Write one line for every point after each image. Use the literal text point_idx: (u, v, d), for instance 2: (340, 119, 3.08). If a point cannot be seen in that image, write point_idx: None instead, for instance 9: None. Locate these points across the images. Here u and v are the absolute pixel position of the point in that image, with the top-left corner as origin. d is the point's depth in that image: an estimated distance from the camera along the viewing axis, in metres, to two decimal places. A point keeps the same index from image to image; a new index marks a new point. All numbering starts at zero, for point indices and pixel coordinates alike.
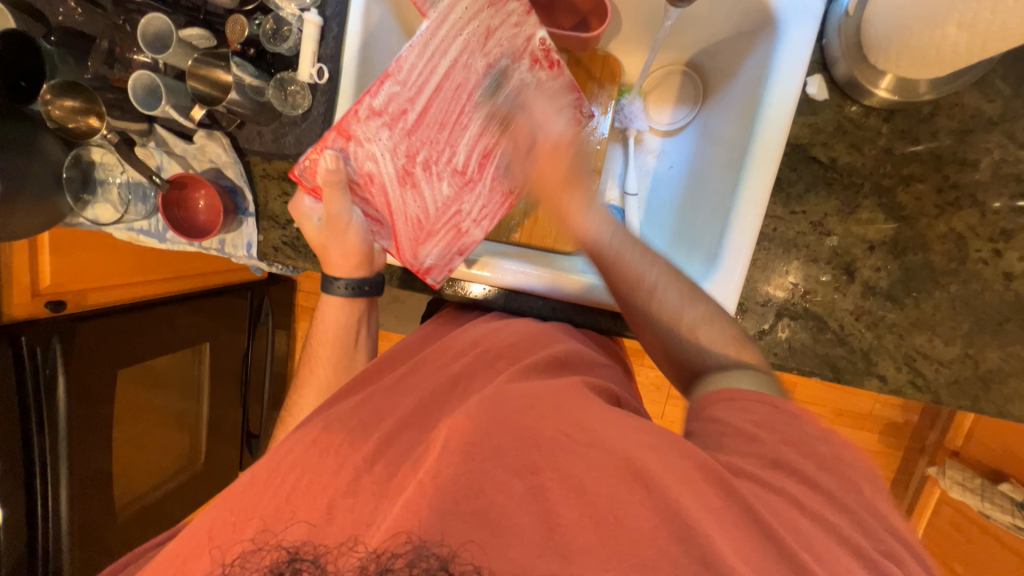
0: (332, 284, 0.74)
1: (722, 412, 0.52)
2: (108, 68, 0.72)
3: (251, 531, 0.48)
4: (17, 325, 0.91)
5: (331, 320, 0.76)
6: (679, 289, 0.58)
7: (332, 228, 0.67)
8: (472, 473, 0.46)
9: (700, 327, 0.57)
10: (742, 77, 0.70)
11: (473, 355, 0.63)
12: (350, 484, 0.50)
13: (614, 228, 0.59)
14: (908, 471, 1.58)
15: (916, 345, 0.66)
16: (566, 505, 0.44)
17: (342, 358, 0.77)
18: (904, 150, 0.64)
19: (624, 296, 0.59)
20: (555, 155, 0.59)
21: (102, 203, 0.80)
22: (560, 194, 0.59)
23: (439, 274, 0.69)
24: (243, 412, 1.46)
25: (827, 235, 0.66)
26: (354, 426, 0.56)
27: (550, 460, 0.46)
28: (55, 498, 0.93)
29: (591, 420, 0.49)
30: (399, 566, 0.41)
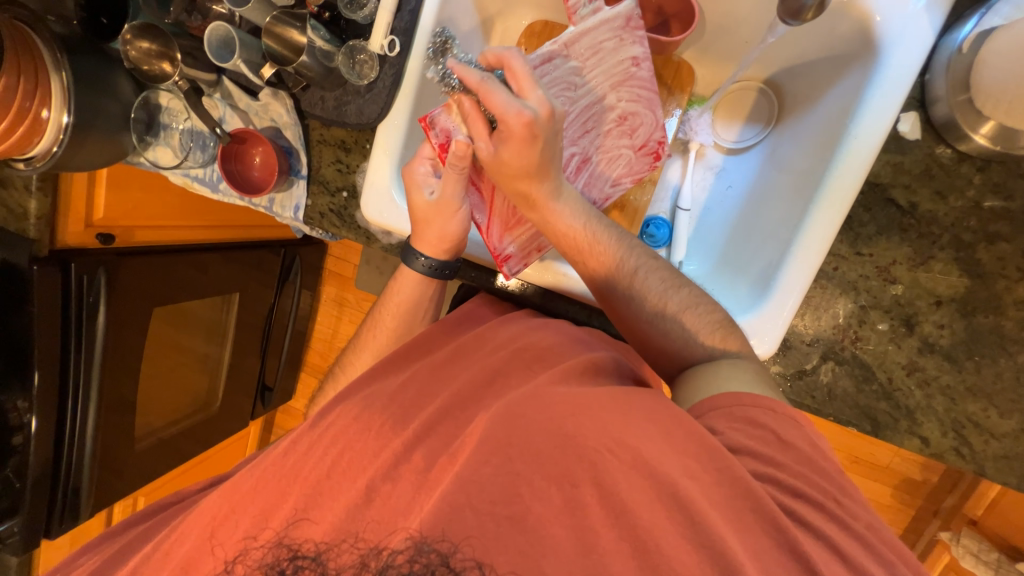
0: (413, 258, 0.70)
1: (722, 424, 0.50)
2: (187, 16, 0.73)
3: (296, 502, 0.52)
4: (67, 253, 0.94)
5: (403, 295, 0.73)
6: (661, 275, 0.60)
7: (440, 207, 0.65)
8: (511, 477, 0.46)
9: (683, 312, 0.59)
10: (827, 103, 0.67)
11: (510, 351, 0.63)
12: (390, 469, 0.52)
13: (584, 219, 0.60)
14: (918, 531, 1.53)
15: (968, 413, 0.62)
16: (604, 528, 0.43)
17: (404, 331, 0.75)
18: (993, 206, 0.59)
19: (605, 287, 0.61)
20: (526, 141, 0.51)
21: (163, 146, 0.82)
22: (528, 182, 0.56)
23: (517, 269, 0.68)
24: (261, 364, 1.50)
25: (891, 282, 0.62)
26: (394, 412, 0.57)
27: (590, 475, 0.45)
28: (83, 419, 0.98)
29: (633, 434, 0.46)
30: (399, 561, 0.45)
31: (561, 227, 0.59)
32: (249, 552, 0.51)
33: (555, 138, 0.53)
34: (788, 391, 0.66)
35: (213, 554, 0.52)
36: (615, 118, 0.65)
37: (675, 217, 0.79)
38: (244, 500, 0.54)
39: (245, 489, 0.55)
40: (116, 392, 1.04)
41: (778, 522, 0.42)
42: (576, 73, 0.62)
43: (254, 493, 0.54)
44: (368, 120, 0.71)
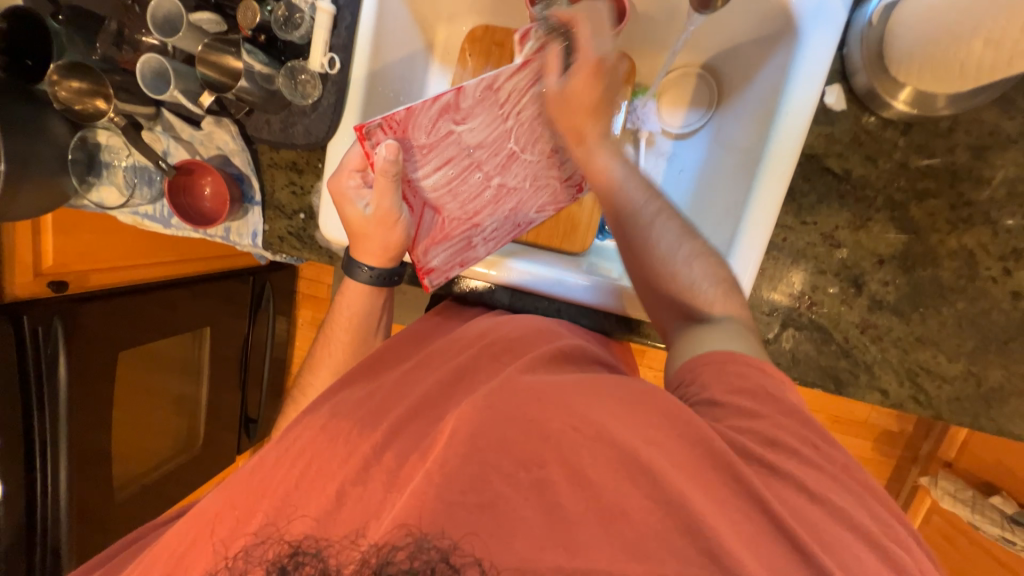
0: (355, 269, 0.70)
1: (711, 378, 0.53)
2: (116, 50, 0.71)
3: (266, 515, 0.50)
4: (18, 305, 0.91)
5: (350, 310, 0.73)
6: (674, 225, 0.61)
7: (377, 219, 0.64)
8: (479, 467, 0.47)
9: (692, 261, 0.59)
10: (759, 82, 0.70)
11: (479, 347, 0.63)
12: (359, 472, 0.51)
13: (623, 163, 0.63)
14: (901, 480, 1.60)
15: (920, 361, 0.66)
16: (573, 499, 0.45)
17: (357, 346, 0.75)
18: (919, 164, 0.63)
19: (621, 230, 0.61)
20: (593, 78, 0.60)
21: (107, 185, 0.80)
22: (586, 119, 0.62)
23: (438, 280, 0.73)
24: (242, 396, 1.47)
25: (837, 247, 0.65)
26: (363, 415, 0.57)
27: (555, 451, 0.47)
28: (54, 478, 0.93)
29: (593, 411, 0.49)
30: (399, 557, 0.44)
31: (597, 168, 0.62)
32: (249, 545, 0.49)
33: (611, 88, 0.63)
34: None
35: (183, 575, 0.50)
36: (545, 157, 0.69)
37: None
38: (206, 530, 0.52)
39: (213, 518, 0.52)
40: (90, 442, 1.00)
41: (737, 475, 0.45)
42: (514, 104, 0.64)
43: (222, 518, 0.52)
44: (317, 138, 0.71)
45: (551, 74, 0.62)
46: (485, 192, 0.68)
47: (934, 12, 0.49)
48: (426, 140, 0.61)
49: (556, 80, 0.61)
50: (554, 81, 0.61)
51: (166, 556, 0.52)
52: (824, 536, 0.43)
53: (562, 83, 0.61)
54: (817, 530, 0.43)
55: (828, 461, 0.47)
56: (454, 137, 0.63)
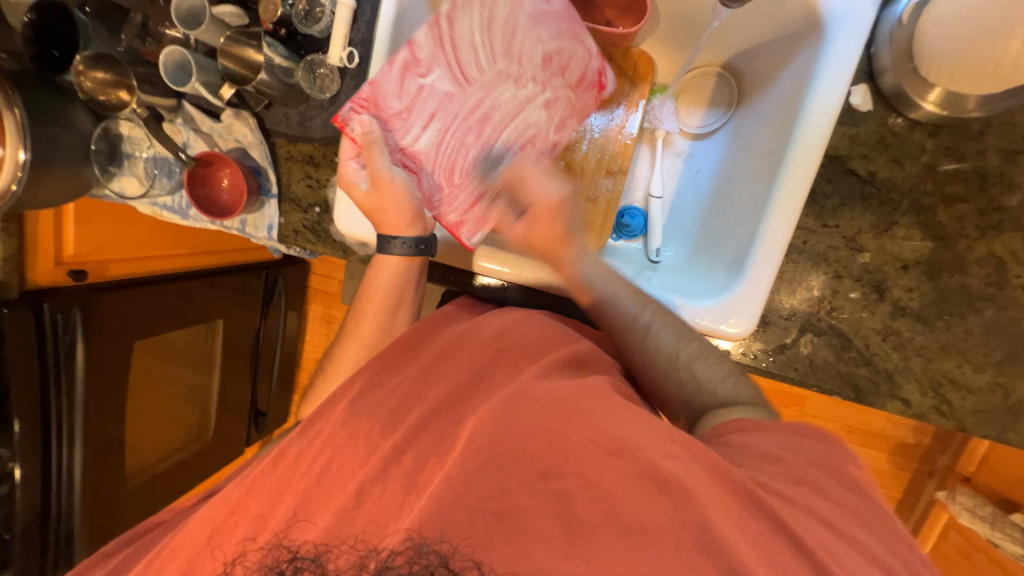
0: (388, 244, 0.69)
1: (739, 438, 0.53)
2: (140, 42, 0.72)
3: (281, 519, 0.49)
4: (37, 291, 0.92)
5: (382, 280, 0.73)
6: (672, 329, 0.63)
7: (381, 188, 0.66)
8: (498, 475, 0.46)
9: (694, 362, 0.62)
10: (782, 81, 0.68)
11: (497, 351, 0.62)
12: (379, 473, 0.51)
13: (602, 273, 0.69)
14: (916, 493, 1.56)
15: (944, 371, 0.64)
16: (591, 511, 0.43)
17: (388, 315, 0.75)
18: (948, 168, 0.61)
19: (620, 337, 0.65)
20: (550, 216, 0.68)
21: (128, 176, 0.81)
22: (559, 248, 0.68)
23: (474, 236, 0.66)
24: (252, 390, 1.49)
25: (859, 251, 0.64)
26: (382, 417, 0.57)
27: (576, 468, 0.46)
28: (70, 460, 0.96)
29: (616, 426, 0.49)
30: (399, 562, 0.42)
31: (584, 285, 0.68)
32: (249, 554, 0.47)
33: (570, 220, 0.69)
34: (771, 366, 0.67)
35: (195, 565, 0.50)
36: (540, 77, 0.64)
37: (649, 206, 0.81)
38: (228, 524, 0.52)
39: (233, 510, 0.52)
40: (105, 430, 1.02)
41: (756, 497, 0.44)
42: (483, 31, 0.61)
43: (236, 509, 0.52)
44: (335, 132, 0.71)
45: (507, 217, 0.68)
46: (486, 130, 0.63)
47: (961, 15, 0.49)
48: (401, 105, 0.60)
49: (513, 224, 0.68)
50: (511, 226, 0.68)
51: (180, 545, 0.53)
52: (843, 555, 0.42)
53: (523, 225, 0.68)
54: (837, 547, 0.43)
55: None
56: (427, 90, 0.60)
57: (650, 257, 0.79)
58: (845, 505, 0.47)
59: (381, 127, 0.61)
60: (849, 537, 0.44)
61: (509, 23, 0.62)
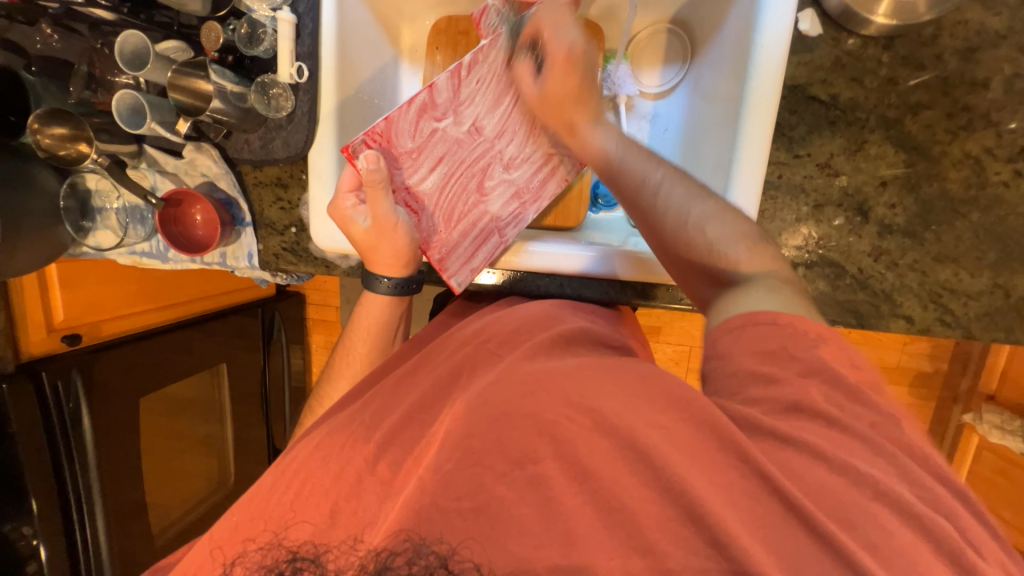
0: (374, 281, 0.71)
1: (730, 345, 0.49)
2: (91, 93, 0.72)
3: (271, 528, 0.50)
4: (35, 363, 0.92)
5: (370, 317, 0.74)
6: (683, 188, 0.58)
7: (382, 230, 0.66)
8: (474, 468, 0.46)
9: (706, 221, 0.55)
10: (729, 23, 0.68)
11: (478, 343, 0.62)
12: (353, 487, 0.51)
13: (618, 139, 0.62)
14: (944, 421, 1.55)
15: (941, 281, 0.63)
16: (568, 494, 0.44)
17: (378, 355, 0.76)
18: (908, 79, 0.61)
19: (631, 208, 0.59)
20: (567, 68, 0.63)
21: (102, 229, 0.80)
22: (572, 109, 0.64)
23: (462, 277, 0.71)
24: (267, 430, 1.47)
25: (835, 175, 0.63)
26: (356, 428, 0.56)
27: (551, 449, 0.46)
28: (93, 529, 0.97)
29: (593, 397, 0.47)
30: (399, 563, 0.44)
31: (594, 153, 0.63)
32: (248, 553, 0.50)
33: (592, 72, 0.64)
34: None
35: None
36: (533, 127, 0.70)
37: None
38: (219, 550, 0.51)
39: (224, 539, 0.52)
40: (123, 491, 1.02)
41: (743, 452, 0.42)
42: (490, 87, 0.67)
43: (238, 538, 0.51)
44: (297, 150, 0.71)
45: (527, 74, 0.66)
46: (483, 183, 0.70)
47: None
48: (412, 144, 0.66)
49: (532, 80, 0.66)
50: (531, 81, 0.66)
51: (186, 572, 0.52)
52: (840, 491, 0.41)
53: (540, 81, 0.65)
54: (841, 486, 0.41)
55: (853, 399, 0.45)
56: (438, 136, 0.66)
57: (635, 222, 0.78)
58: (878, 442, 0.43)
59: (389, 164, 0.65)
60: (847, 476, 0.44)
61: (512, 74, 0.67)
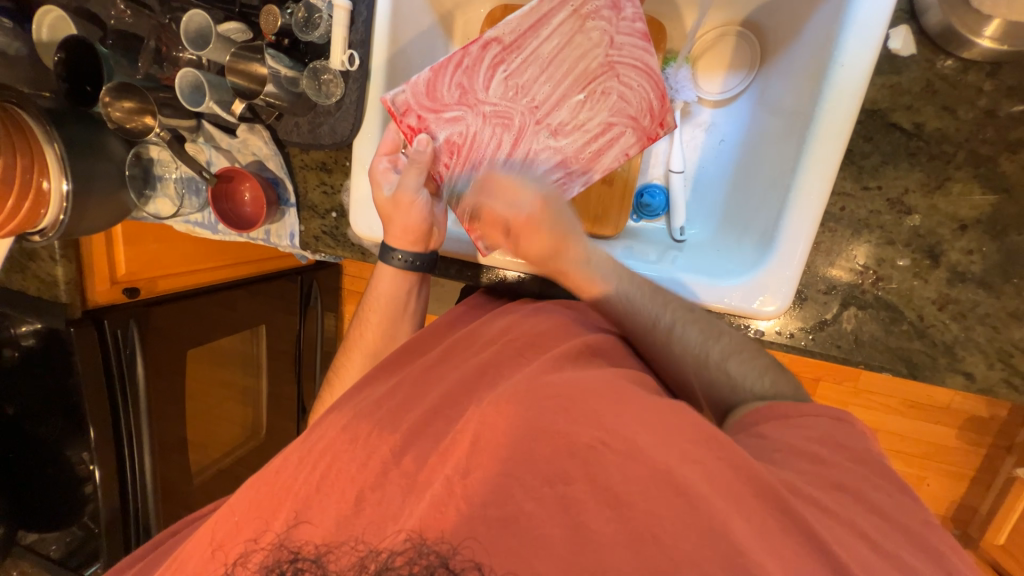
0: (389, 256, 0.72)
1: (778, 430, 0.50)
2: (158, 68, 0.75)
3: (288, 515, 0.52)
4: (99, 310, 1.00)
5: (384, 288, 0.75)
6: (697, 329, 0.59)
7: (399, 202, 0.67)
8: (502, 479, 0.46)
9: (726, 360, 0.58)
10: (808, 34, 0.63)
11: (504, 343, 0.63)
12: (379, 477, 0.52)
13: (619, 279, 0.64)
14: (993, 470, 1.45)
15: (1014, 339, 0.57)
16: (601, 522, 0.43)
17: (390, 326, 0.77)
18: (1012, 111, 0.54)
19: (641, 340, 0.62)
20: (532, 226, 0.63)
21: (161, 197, 0.85)
22: (564, 249, 0.65)
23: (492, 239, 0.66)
24: (298, 389, 1.56)
25: (907, 213, 0.58)
26: (381, 417, 0.58)
27: (584, 471, 0.45)
28: (140, 462, 1.06)
29: (622, 424, 0.46)
30: (399, 562, 0.45)
31: (596, 291, 0.64)
32: (274, 533, 0.51)
33: (560, 221, 0.64)
34: (812, 345, 0.62)
35: (218, 558, 0.53)
36: (596, 83, 0.63)
37: (669, 181, 0.78)
38: (245, 522, 0.54)
39: (240, 518, 0.54)
40: (168, 431, 1.11)
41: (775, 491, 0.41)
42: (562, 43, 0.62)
43: (255, 510, 0.54)
44: (343, 137, 0.71)
45: (505, 166, 0.66)
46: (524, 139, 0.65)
47: None
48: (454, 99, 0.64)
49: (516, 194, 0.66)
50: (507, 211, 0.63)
51: (208, 531, 0.56)
52: (874, 558, 0.39)
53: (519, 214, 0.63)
54: (872, 551, 0.40)
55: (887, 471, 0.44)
56: (483, 99, 0.64)
57: (674, 236, 0.76)
58: (877, 507, 0.44)
59: (432, 117, 0.64)
60: (880, 543, 0.41)
61: (582, 22, 0.61)
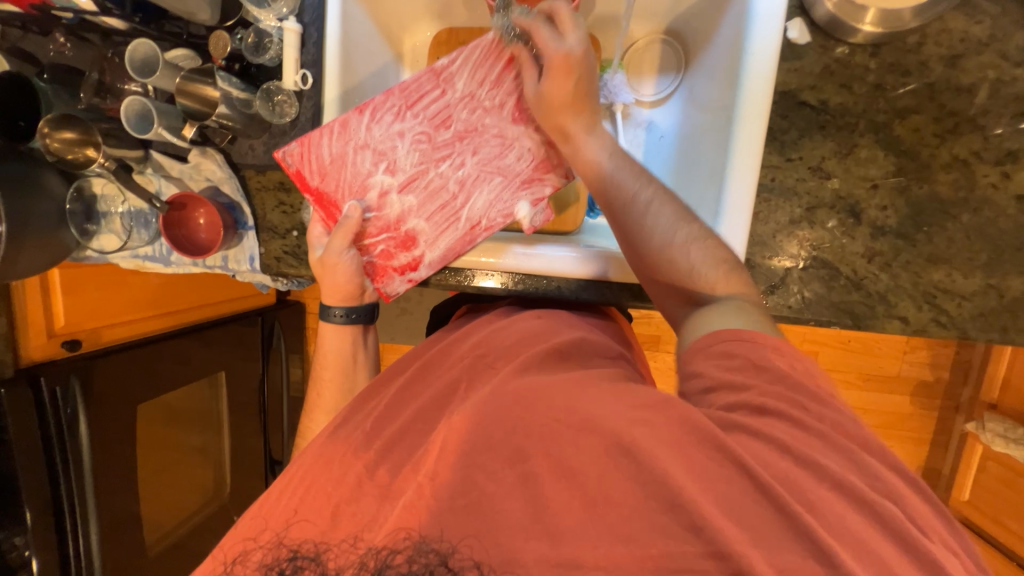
0: (328, 313, 0.74)
1: (703, 363, 0.51)
2: (100, 98, 0.74)
3: (252, 532, 0.52)
4: (32, 368, 0.92)
5: (330, 346, 0.75)
6: (669, 211, 0.60)
7: (326, 263, 0.70)
8: (465, 469, 0.47)
9: (691, 246, 0.58)
10: (721, 36, 0.71)
11: (477, 357, 0.62)
12: (354, 490, 0.52)
13: (612, 154, 0.64)
14: (947, 432, 1.55)
15: (934, 282, 0.64)
16: (554, 490, 0.44)
17: (346, 382, 0.76)
18: (896, 85, 0.63)
19: (618, 218, 0.62)
20: (566, 74, 0.62)
21: (107, 232, 0.81)
22: (568, 116, 0.64)
23: (395, 288, 0.73)
24: (265, 440, 1.44)
25: (828, 178, 0.64)
26: (358, 435, 0.57)
27: (539, 448, 0.46)
28: (85, 537, 0.95)
29: (581, 400, 0.47)
30: (399, 561, 0.45)
31: (591, 161, 0.64)
32: (250, 552, 0.51)
33: (590, 81, 0.64)
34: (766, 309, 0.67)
35: (216, 556, 0.52)
36: (484, 155, 0.71)
37: None
38: (246, 522, 0.53)
39: (227, 540, 0.53)
40: (118, 504, 1.01)
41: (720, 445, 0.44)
42: (507, 184, 0.71)
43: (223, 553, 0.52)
44: None
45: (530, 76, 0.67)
46: (422, 204, 0.71)
47: None
48: (427, 244, 0.71)
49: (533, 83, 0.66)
50: (531, 84, 0.67)
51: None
52: (819, 490, 0.41)
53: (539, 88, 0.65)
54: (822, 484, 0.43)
55: (835, 416, 0.46)
56: (436, 236, 0.71)
57: None
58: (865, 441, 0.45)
59: (401, 268, 0.72)
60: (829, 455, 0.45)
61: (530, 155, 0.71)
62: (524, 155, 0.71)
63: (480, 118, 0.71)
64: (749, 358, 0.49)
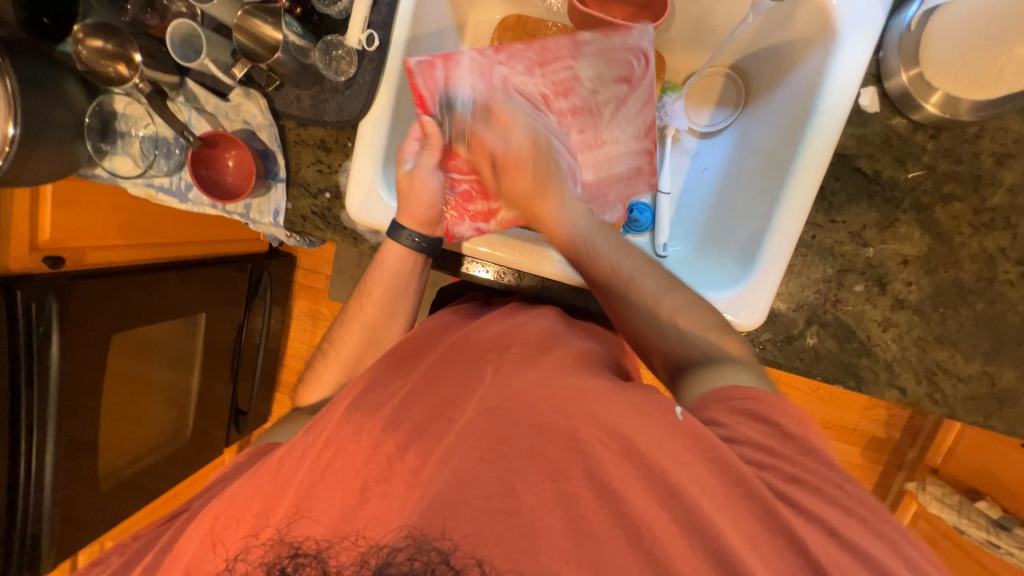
0: (399, 232, 0.68)
1: (724, 415, 0.50)
2: (144, 14, 0.70)
3: (285, 513, 0.48)
4: (9, 279, 0.86)
5: (388, 270, 0.70)
6: (659, 277, 0.62)
7: (413, 180, 0.67)
8: (504, 473, 0.47)
9: (678, 313, 0.59)
10: (789, 85, 0.71)
11: (500, 354, 0.60)
12: (384, 470, 0.50)
13: (589, 223, 0.64)
14: (886, 485, 1.65)
15: (938, 360, 0.68)
16: (597, 514, 0.45)
17: (390, 311, 0.72)
18: (946, 168, 0.65)
19: (605, 285, 0.61)
20: (521, 160, 0.64)
21: (121, 155, 0.76)
22: (536, 199, 0.64)
23: (463, 231, 0.70)
24: (233, 388, 1.39)
25: (864, 246, 0.67)
26: (383, 417, 0.53)
27: (582, 471, 0.47)
28: (38, 466, 0.89)
29: (626, 425, 0.48)
30: (399, 559, 0.43)
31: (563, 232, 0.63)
32: (252, 550, 0.47)
33: (547, 162, 0.64)
34: (778, 356, 0.69)
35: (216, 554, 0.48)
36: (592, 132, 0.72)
37: (657, 201, 0.82)
38: (229, 508, 0.50)
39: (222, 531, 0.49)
40: (74, 433, 0.95)
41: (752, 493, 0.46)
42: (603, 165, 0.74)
43: (228, 520, 0.50)
44: (349, 116, 0.69)
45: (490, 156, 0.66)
46: None
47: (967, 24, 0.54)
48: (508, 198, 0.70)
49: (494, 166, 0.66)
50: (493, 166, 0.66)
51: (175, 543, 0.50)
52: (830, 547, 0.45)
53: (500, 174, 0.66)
54: None
55: None
56: None
57: (657, 251, 0.79)
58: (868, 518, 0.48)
59: (475, 214, 0.70)
60: None
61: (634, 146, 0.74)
62: (633, 157, 0.75)
63: (602, 102, 0.72)
64: (777, 424, 0.49)
